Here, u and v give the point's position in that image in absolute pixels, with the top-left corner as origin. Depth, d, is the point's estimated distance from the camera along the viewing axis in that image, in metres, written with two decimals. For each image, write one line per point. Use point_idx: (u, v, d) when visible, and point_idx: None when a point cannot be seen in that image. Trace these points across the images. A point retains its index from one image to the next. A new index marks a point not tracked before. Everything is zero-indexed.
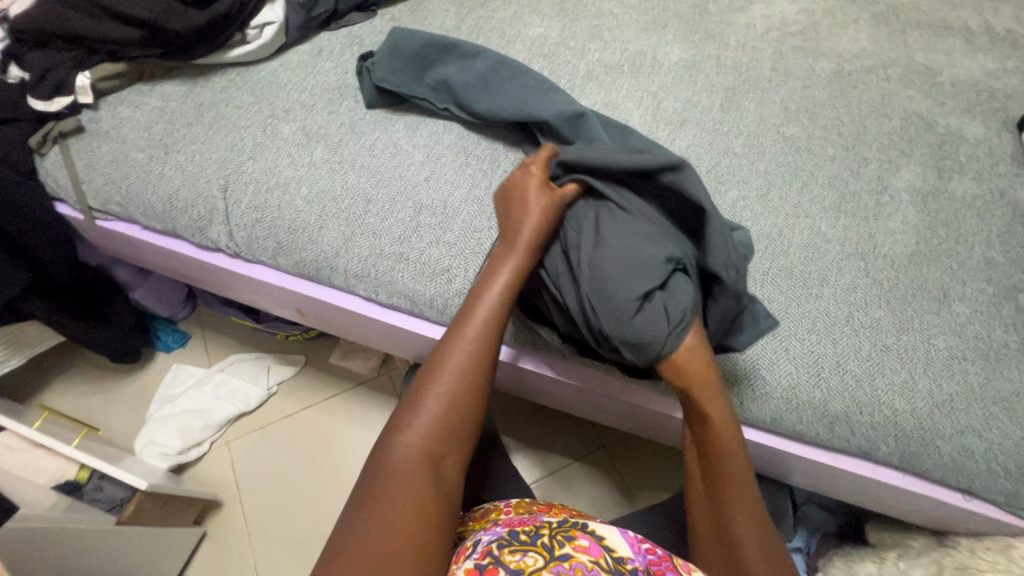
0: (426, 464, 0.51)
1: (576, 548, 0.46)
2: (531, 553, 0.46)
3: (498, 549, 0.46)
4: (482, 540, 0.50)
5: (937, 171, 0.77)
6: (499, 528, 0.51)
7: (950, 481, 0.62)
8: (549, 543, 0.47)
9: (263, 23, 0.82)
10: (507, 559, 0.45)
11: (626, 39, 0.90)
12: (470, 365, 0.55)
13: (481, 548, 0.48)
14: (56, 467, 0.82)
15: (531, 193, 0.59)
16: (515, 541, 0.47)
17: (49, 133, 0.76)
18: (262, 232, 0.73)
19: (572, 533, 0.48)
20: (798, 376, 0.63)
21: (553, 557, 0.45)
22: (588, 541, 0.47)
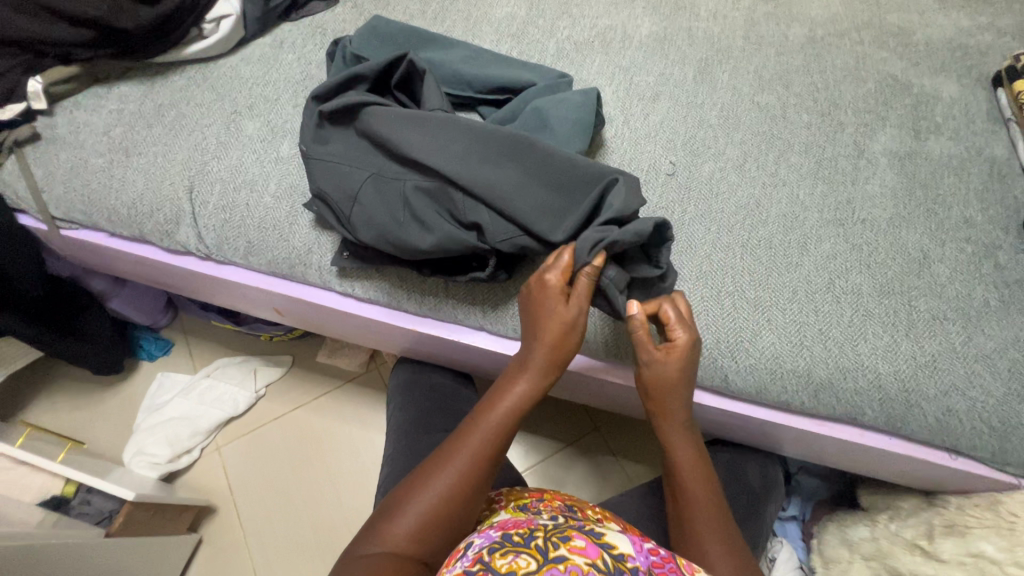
0: (448, 515, 0.52)
1: (572, 550, 0.45)
2: (524, 555, 0.45)
3: (489, 555, 0.45)
4: (474, 544, 0.49)
5: (913, 133, 0.76)
6: (494, 530, 0.50)
7: (935, 441, 0.62)
8: (543, 546, 0.45)
9: (220, 16, 0.79)
10: (497, 564, 0.44)
11: (596, 15, 0.88)
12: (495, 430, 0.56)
13: (471, 554, 0.47)
14: (40, 483, 0.81)
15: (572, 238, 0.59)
16: (507, 544, 0.46)
17: (3, 143, 0.74)
18: (231, 232, 0.71)
19: (566, 534, 0.47)
20: (781, 346, 0.63)
21: (547, 560, 0.44)
22: (584, 542, 0.46)
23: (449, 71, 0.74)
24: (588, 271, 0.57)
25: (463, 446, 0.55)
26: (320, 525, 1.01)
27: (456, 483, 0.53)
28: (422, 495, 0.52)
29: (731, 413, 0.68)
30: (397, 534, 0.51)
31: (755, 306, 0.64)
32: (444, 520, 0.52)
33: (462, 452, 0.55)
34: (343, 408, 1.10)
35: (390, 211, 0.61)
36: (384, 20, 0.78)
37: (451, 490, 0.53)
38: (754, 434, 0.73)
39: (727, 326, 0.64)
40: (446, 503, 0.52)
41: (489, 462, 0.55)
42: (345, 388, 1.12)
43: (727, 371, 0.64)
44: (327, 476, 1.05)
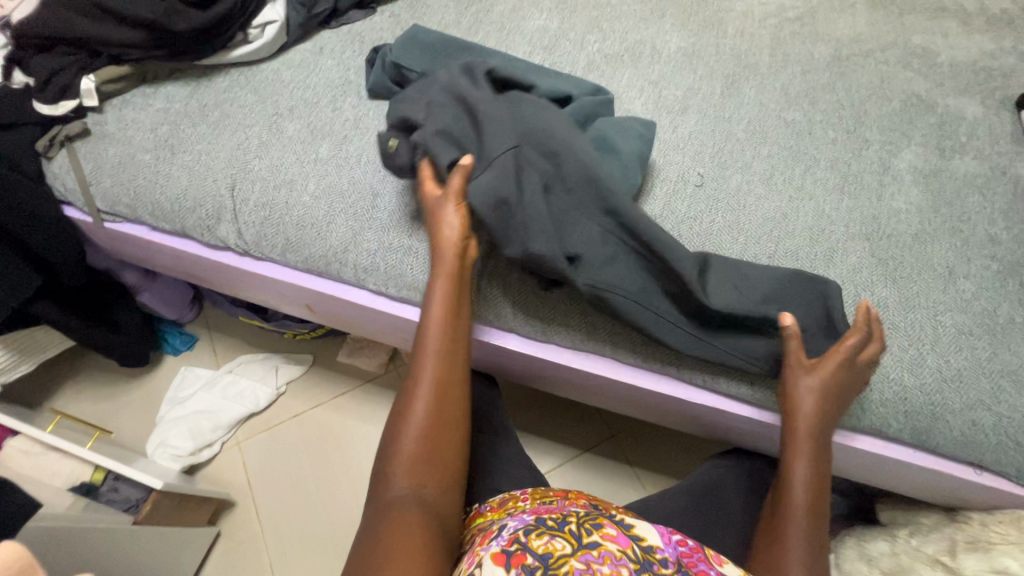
0: (442, 445, 0.55)
1: (604, 536, 0.46)
2: (559, 538, 0.45)
3: (526, 535, 0.46)
4: (508, 527, 0.49)
5: (938, 151, 0.77)
6: (526, 515, 0.51)
7: (960, 455, 0.62)
8: (576, 531, 0.46)
9: (266, 22, 0.82)
10: (535, 545, 0.44)
11: (625, 29, 0.90)
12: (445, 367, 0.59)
13: (507, 534, 0.47)
14: (70, 469, 0.83)
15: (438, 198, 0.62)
16: (542, 526, 0.47)
17: (55, 138, 0.77)
18: (270, 229, 0.73)
19: (598, 522, 0.48)
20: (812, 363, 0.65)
21: (581, 545, 0.45)
22: (615, 531, 0.47)
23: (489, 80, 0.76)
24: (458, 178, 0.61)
25: (423, 372, 0.58)
26: (337, 522, 1.02)
27: (438, 411, 0.56)
28: (412, 431, 0.55)
29: (755, 421, 0.69)
30: (403, 469, 0.53)
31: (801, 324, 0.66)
32: (439, 448, 0.55)
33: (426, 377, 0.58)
34: (362, 407, 1.12)
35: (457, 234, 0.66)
36: (423, 29, 0.81)
37: (434, 421, 0.56)
38: (774, 443, 0.74)
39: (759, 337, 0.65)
40: (435, 432, 0.55)
41: (449, 391, 0.58)
42: (365, 387, 1.13)
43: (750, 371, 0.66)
44: (345, 474, 1.06)
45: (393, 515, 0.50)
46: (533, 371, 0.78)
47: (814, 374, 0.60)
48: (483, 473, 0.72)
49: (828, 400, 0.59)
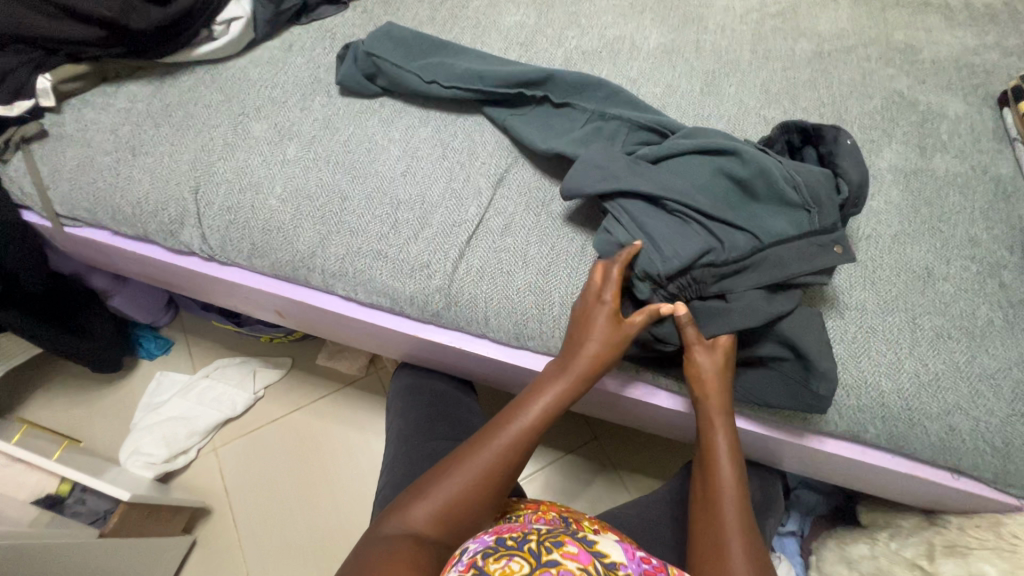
0: (463, 510, 0.51)
1: (564, 555, 0.45)
2: (517, 558, 0.44)
3: (483, 558, 0.45)
4: (469, 548, 0.48)
5: (919, 150, 0.76)
6: (489, 533, 0.50)
7: (937, 460, 0.61)
8: (535, 550, 0.45)
9: (231, 19, 0.80)
10: (490, 568, 0.43)
11: (604, 25, 0.88)
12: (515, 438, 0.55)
13: (466, 557, 0.46)
14: (36, 481, 0.81)
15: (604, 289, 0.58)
16: (500, 548, 0.46)
17: (11, 139, 0.74)
18: (235, 234, 0.71)
19: (559, 539, 0.46)
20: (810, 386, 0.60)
21: (539, 564, 0.44)
22: (576, 548, 0.46)
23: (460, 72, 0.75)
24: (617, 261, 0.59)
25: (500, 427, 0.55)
26: (316, 529, 1.00)
27: (470, 485, 0.52)
28: (438, 488, 0.52)
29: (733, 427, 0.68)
30: (420, 519, 0.50)
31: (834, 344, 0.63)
32: (458, 513, 0.51)
33: (505, 426, 0.55)
34: (342, 411, 1.10)
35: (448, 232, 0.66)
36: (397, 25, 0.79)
37: (464, 490, 0.52)
38: (753, 449, 0.73)
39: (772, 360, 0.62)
40: (463, 496, 0.52)
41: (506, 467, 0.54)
42: (345, 391, 1.11)
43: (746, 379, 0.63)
44: (324, 480, 1.04)
45: (384, 551, 0.47)
46: (508, 376, 0.76)
47: (702, 351, 0.59)
48: None
49: (724, 378, 0.58)
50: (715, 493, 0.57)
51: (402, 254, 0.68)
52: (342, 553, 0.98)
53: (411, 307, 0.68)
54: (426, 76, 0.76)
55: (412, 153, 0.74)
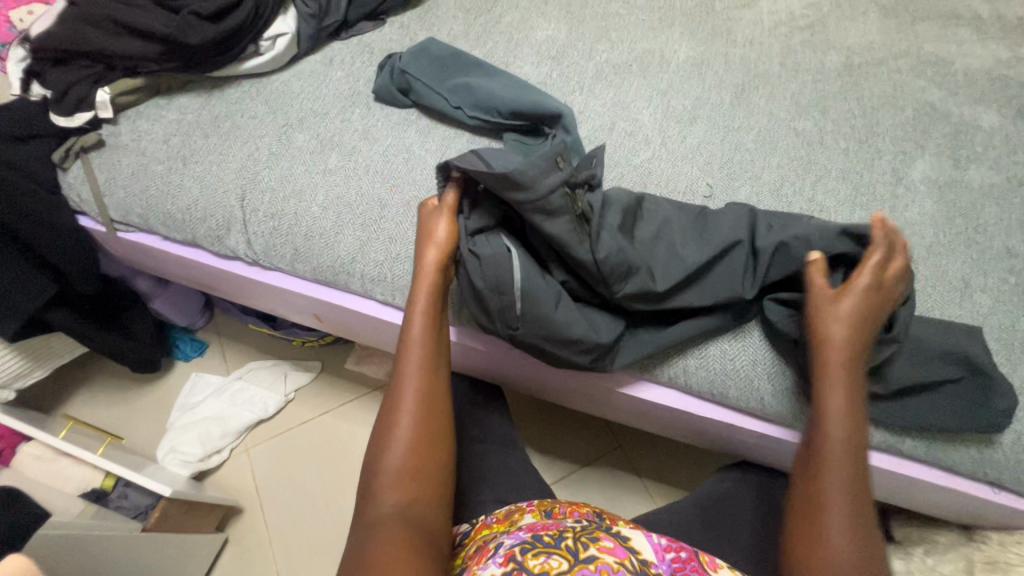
0: (425, 456, 0.55)
1: (601, 549, 0.46)
2: (556, 555, 0.45)
3: (522, 554, 0.46)
4: (504, 546, 0.49)
5: (953, 161, 0.76)
6: (522, 532, 0.51)
7: (978, 474, 0.60)
8: (573, 547, 0.46)
9: (276, 35, 0.83)
10: (530, 563, 0.44)
11: (634, 39, 0.90)
12: (424, 394, 0.57)
13: (504, 552, 0.47)
14: (81, 476, 0.85)
15: (437, 230, 0.63)
16: (539, 544, 0.47)
17: (71, 148, 0.78)
18: (279, 240, 0.74)
19: (595, 536, 0.48)
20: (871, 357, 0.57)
21: (578, 560, 0.44)
22: (612, 543, 0.47)
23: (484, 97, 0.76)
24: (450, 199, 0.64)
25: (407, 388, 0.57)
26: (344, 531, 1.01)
27: (417, 421, 0.56)
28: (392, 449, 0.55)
29: (766, 437, 0.67)
30: (393, 485, 0.53)
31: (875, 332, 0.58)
32: (420, 456, 0.55)
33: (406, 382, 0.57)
34: (369, 415, 1.12)
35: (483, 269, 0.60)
36: (434, 43, 0.82)
37: (413, 435, 0.55)
38: (785, 459, 0.73)
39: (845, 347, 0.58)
40: (412, 444, 0.55)
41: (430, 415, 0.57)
42: (372, 395, 1.13)
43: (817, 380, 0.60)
44: (352, 483, 1.06)
45: (380, 535, 0.49)
46: (538, 381, 0.78)
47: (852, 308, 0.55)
48: (488, 484, 0.71)
49: (855, 342, 0.54)
50: (820, 472, 0.52)
51: None
52: None
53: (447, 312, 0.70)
54: (453, 103, 0.78)
55: None
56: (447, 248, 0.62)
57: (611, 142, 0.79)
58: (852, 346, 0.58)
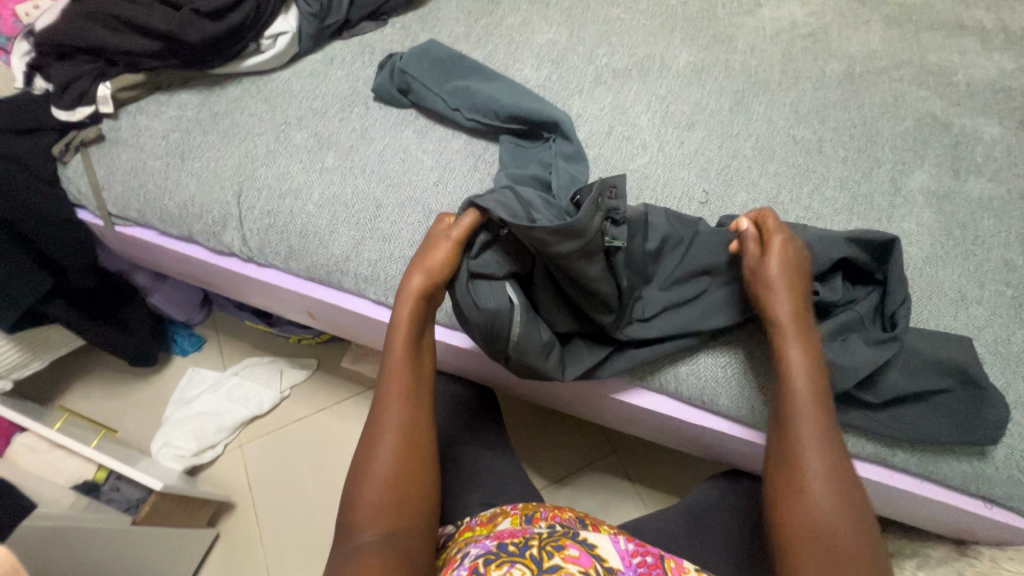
0: (403, 489, 0.55)
1: (566, 558, 0.46)
2: (519, 565, 0.45)
3: (485, 565, 0.46)
4: (470, 555, 0.49)
5: (953, 172, 0.76)
6: (489, 540, 0.51)
7: (969, 488, 0.59)
8: (537, 556, 0.46)
9: (277, 33, 0.84)
10: (493, 574, 0.44)
11: (635, 44, 0.90)
12: (407, 423, 0.57)
13: (469, 564, 0.47)
14: (73, 467, 0.85)
15: (433, 251, 0.60)
16: (502, 553, 0.47)
17: (71, 142, 0.79)
18: (274, 237, 0.74)
19: (561, 544, 0.47)
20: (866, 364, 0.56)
21: (541, 569, 0.44)
22: (578, 551, 0.47)
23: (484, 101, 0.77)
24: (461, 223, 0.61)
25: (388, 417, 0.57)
26: (334, 529, 1.01)
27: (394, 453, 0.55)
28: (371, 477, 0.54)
29: (755, 445, 0.67)
30: (371, 512, 0.53)
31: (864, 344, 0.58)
32: (400, 484, 0.55)
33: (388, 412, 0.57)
34: (362, 414, 1.12)
35: (481, 316, 0.60)
36: (434, 44, 0.82)
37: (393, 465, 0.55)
38: None
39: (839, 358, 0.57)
40: (392, 474, 0.55)
41: (411, 445, 0.56)
42: (367, 394, 1.14)
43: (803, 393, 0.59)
44: (343, 481, 1.06)
45: (352, 563, 0.49)
46: (529, 384, 0.78)
47: (783, 259, 0.57)
48: (476, 487, 0.71)
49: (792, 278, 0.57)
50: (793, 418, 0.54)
51: None
52: None
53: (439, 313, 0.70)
54: (451, 104, 0.78)
55: (445, 164, 0.77)
56: (439, 274, 0.60)
57: (608, 146, 0.79)
58: (844, 351, 0.57)
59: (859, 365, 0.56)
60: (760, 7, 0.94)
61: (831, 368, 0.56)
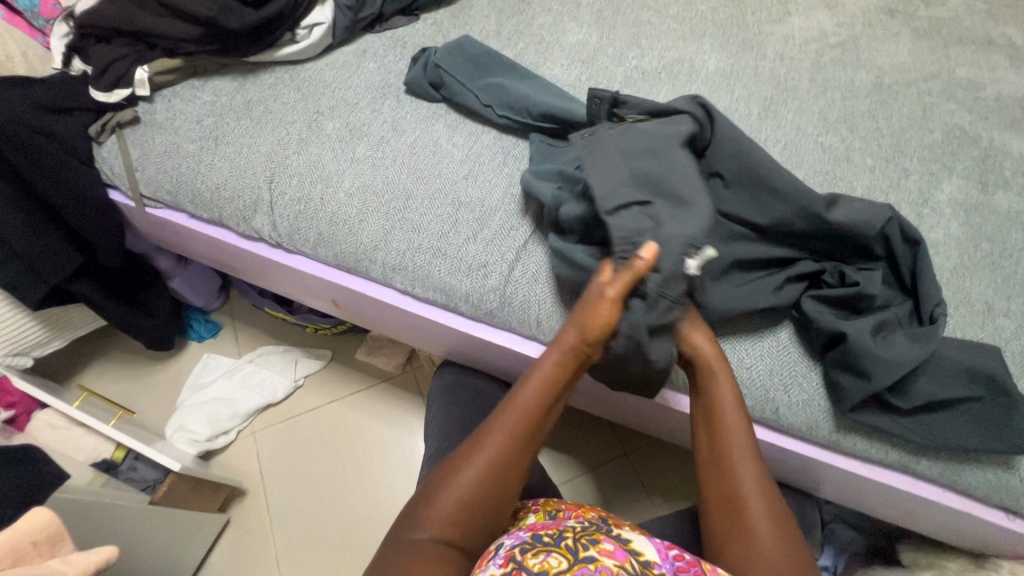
0: (472, 518, 0.53)
1: (601, 552, 0.46)
2: (554, 554, 0.45)
3: (521, 554, 0.45)
4: (503, 546, 0.48)
5: (981, 185, 0.76)
6: (521, 531, 0.50)
7: (994, 500, 0.59)
8: (573, 546, 0.46)
9: (313, 24, 0.85)
10: (529, 563, 0.44)
11: (664, 47, 0.91)
12: (501, 466, 0.55)
13: (503, 553, 0.47)
14: (92, 446, 0.87)
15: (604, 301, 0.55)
16: (538, 543, 0.46)
17: (108, 124, 0.80)
18: (304, 224, 0.75)
19: (596, 537, 0.47)
20: (909, 357, 0.56)
21: (577, 560, 0.44)
22: (613, 546, 0.47)
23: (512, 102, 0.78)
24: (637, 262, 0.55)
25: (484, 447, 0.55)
26: (345, 520, 1.02)
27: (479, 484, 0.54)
28: (450, 487, 0.54)
29: (782, 449, 0.66)
30: (438, 518, 0.53)
31: (910, 340, 0.58)
32: (475, 508, 0.53)
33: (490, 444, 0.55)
34: (376, 406, 1.12)
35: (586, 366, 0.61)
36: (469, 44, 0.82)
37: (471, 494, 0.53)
38: (795, 473, 0.72)
39: (882, 350, 0.56)
40: (471, 494, 0.53)
41: (497, 487, 0.54)
42: (381, 386, 1.14)
43: (843, 387, 0.59)
44: (355, 472, 1.06)
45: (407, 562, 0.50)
46: None
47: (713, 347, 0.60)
48: None
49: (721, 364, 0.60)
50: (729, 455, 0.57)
51: (461, 252, 0.70)
52: (370, 544, 0.99)
53: (465, 305, 0.71)
54: (483, 100, 0.79)
55: (474, 158, 0.77)
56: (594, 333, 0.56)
57: None
58: (883, 347, 0.57)
59: (903, 360, 0.56)
60: (790, 16, 0.95)
61: (866, 364, 0.56)
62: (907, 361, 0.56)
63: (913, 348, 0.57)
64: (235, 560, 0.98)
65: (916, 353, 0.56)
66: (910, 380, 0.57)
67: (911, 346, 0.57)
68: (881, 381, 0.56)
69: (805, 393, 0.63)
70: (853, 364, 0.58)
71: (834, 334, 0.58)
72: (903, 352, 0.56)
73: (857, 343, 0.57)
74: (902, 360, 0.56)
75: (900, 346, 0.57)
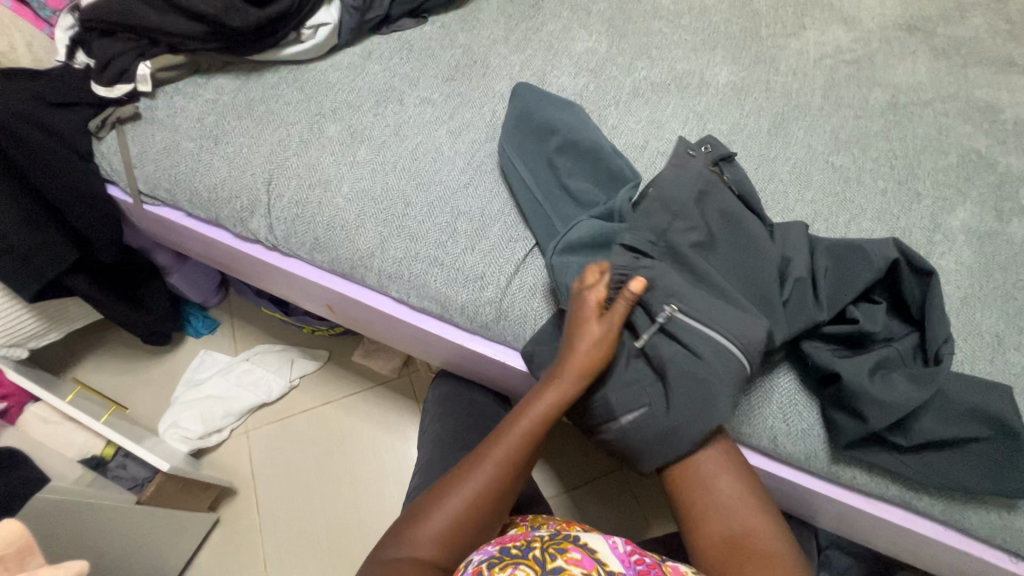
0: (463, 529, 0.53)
1: (568, 561, 0.44)
2: (522, 566, 0.43)
3: (488, 569, 0.44)
4: (472, 560, 0.47)
5: (995, 213, 0.74)
6: (491, 545, 0.49)
7: (996, 541, 0.57)
8: (541, 557, 0.44)
9: (319, 24, 0.84)
10: None
11: (675, 58, 0.89)
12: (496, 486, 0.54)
13: (471, 568, 0.45)
14: (83, 441, 0.87)
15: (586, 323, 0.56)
16: (506, 557, 0.45)
17: (108, 118, 0.79)
18: (300, 228, 0.74)
19: (563, 546, 0.46)
20: (911, 399, 0.54)
21: (544, 571, 0.43)
22: (580, 554, 0.45)
23: (573, 136, 0.73)
24: (626, 296, 0.55)
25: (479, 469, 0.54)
26: (334, 524, 1.01)
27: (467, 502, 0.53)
28: (441, 506, 0.53)
29: (777, 478, 0.65)
30: (428, 535, 0.52)
31: (914, 380, 0.55)
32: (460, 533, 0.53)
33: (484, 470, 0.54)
34: (370, 410, 1.11)
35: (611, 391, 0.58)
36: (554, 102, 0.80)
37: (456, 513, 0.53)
38: (791, 501, 0.70)
39: (883, 391, 0.54)
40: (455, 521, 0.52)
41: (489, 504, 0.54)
42: (376, 390, 1.13)
43: (840, 427, 0.57)
44: (347, 476, 1.05)
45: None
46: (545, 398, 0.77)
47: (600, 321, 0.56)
48: None
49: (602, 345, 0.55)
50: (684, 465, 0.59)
51: (458, 263, 0.69)
52: (359, 550, 0.98)
53: (460, 316, 0.69)
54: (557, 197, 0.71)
55: (476, 167, 0.76)
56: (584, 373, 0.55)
57: (641, 161, 0.78)
58: (882, 384, 0.55)
59: (903, 402, 0.54)
60: (805, 30, 0.93)
61: (868, 403, 0.54)
62: (909, 405, 0.53)
63: (920, 392, 0.54)
64: (222, 561, 0.98)
65: (919, 396, 0.54)
66: (911, 421, 0.55)
67: (909, 387, 0.55)
68: (879, 423, 0.54)
69: (803, 425, 0.61)
70: (851, 404, 0.56)
71: (833, 375, 0.57)
72: (905, 393, 0.54)
73: (854, 381, 0.55)
74: (900, 403, 0.54)
75: (904, 391, 0.54)
